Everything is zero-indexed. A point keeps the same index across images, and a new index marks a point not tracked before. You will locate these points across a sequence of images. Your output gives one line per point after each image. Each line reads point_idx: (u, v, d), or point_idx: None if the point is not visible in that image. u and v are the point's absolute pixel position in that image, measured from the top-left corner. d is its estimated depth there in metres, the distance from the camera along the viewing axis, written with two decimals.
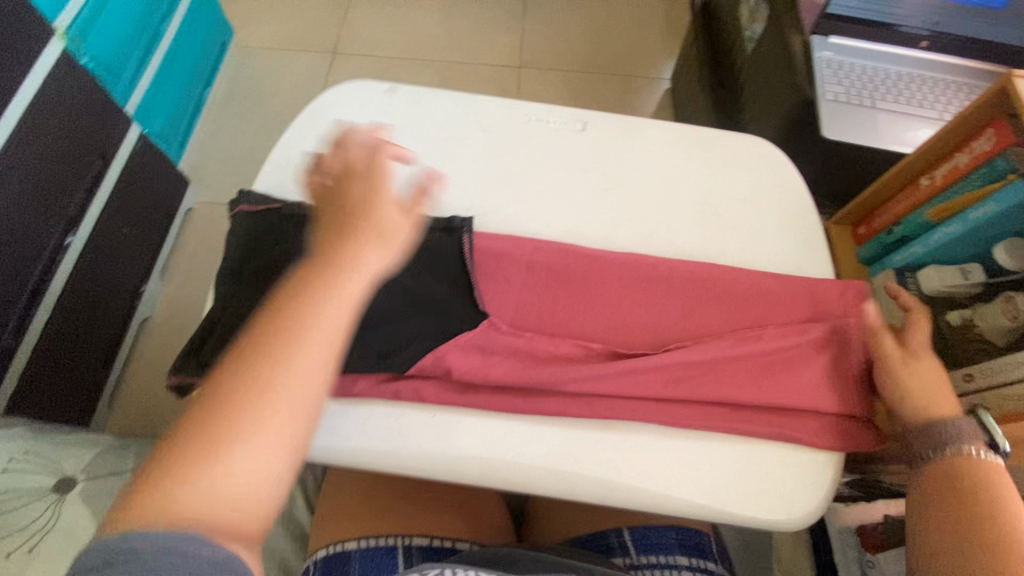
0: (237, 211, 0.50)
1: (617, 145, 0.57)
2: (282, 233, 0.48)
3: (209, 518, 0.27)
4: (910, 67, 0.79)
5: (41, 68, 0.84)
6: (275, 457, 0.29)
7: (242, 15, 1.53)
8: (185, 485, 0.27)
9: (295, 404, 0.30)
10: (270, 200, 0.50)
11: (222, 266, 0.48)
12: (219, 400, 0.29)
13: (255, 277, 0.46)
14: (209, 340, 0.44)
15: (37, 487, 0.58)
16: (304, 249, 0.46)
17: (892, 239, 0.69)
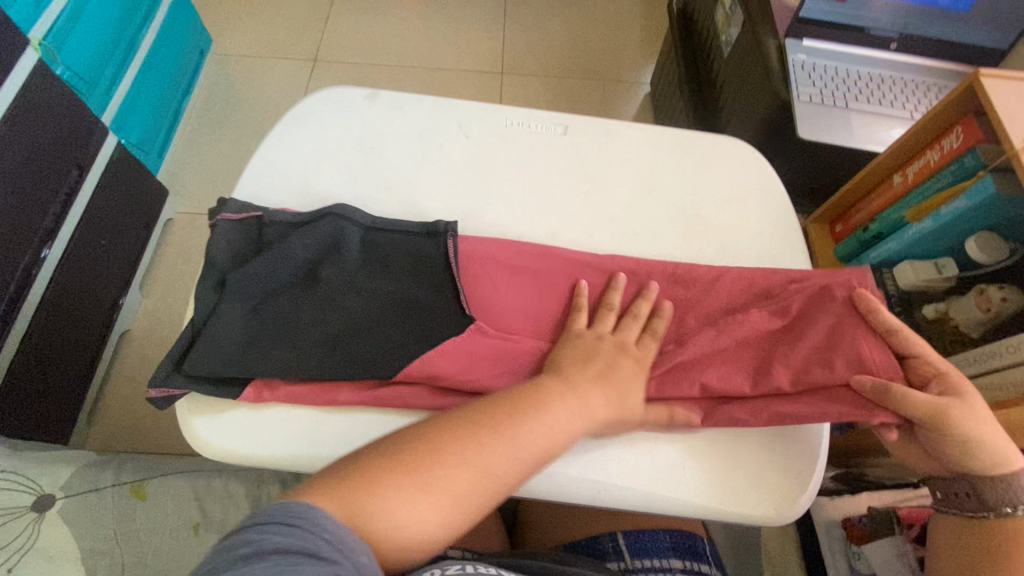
0: (218, 219, 0.49)
1: (598, 147, 0.57)
2: (265, 241, 0.48)
3: (382, 537, 0.35)
4: (881, 69, 0.81)
5: (16, 78, 0.82)
6: (445, 510, 0.37)
7: (219, 23, 1.52)
8: (387, 506, 0.36)
9: (475, 475, 0.38)
10: (251, 208, 0.49)
11: (204, 274, 0.47)
12: (440, 452, 0.38)
13: (239, 286, 0.45)
14: (192, 350, 0.43)
15: (14, 505, 0.56)
16: (291, 260, 0.47)
17: (869, 235, 0.71)
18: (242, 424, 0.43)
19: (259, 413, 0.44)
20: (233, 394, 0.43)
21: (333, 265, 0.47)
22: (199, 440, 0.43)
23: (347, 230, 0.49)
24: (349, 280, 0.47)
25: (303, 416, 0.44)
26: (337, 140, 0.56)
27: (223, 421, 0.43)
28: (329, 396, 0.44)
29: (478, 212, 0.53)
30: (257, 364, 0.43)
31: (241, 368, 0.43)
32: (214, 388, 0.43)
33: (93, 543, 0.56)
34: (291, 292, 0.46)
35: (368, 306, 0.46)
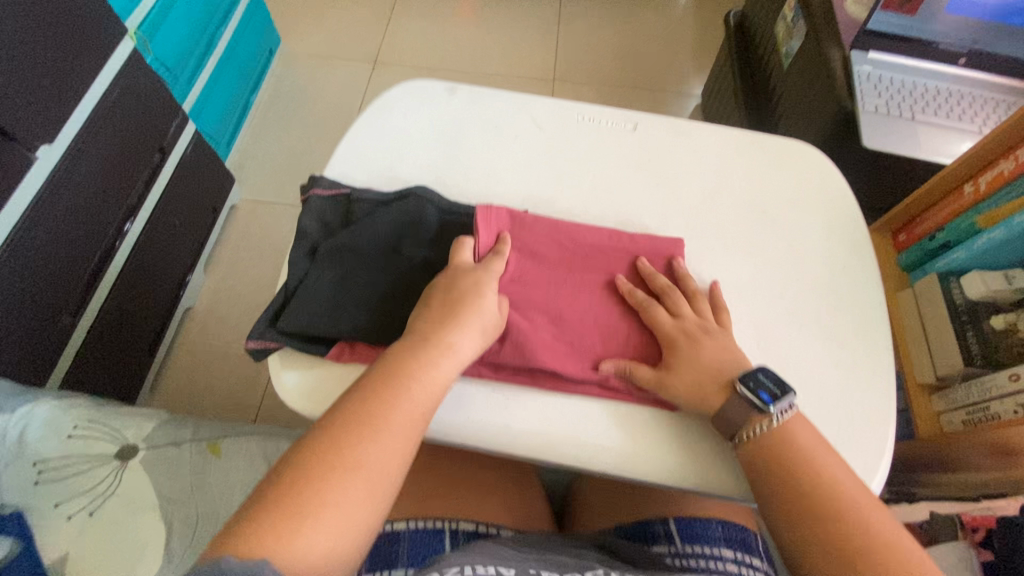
0: (309, 194, 0.54)
1: (667, 144, 0.59)
2: (351, 217, 0.52)
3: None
4: (949, 83, 0.81)
5: (114, 64, 0.89)
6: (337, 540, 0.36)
7: (289, 25, 1.60)
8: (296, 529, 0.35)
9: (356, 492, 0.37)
10: (339, 184, 0.54)
11: (296, 243, 0.51)
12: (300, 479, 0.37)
13: (329, 255, 0.50)
14: (286, 310, 0.47)
15: (100, 453, 0.61)
16: (374, 234, 0.50)
17: (934, 245, 0.70)
18: (327, 379, 0.47)
19: (342, 372, 0.47)
20: (322, 350, 0.47)
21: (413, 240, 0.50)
22: (286, 392, 0.46)
23: (427, 209, 0.52)
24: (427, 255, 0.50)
25: None
26: (419, 128, 0.59)
27: (310, 376, 0.47)
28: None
29: (549, 199, 0.56)
30: (343, 324, 0.46)
31: (328, 327, 0.46)
32: (302, 343, 0.46)
33: (171, 493, 0.60)
34: (374, 263, 0.49)
35: None
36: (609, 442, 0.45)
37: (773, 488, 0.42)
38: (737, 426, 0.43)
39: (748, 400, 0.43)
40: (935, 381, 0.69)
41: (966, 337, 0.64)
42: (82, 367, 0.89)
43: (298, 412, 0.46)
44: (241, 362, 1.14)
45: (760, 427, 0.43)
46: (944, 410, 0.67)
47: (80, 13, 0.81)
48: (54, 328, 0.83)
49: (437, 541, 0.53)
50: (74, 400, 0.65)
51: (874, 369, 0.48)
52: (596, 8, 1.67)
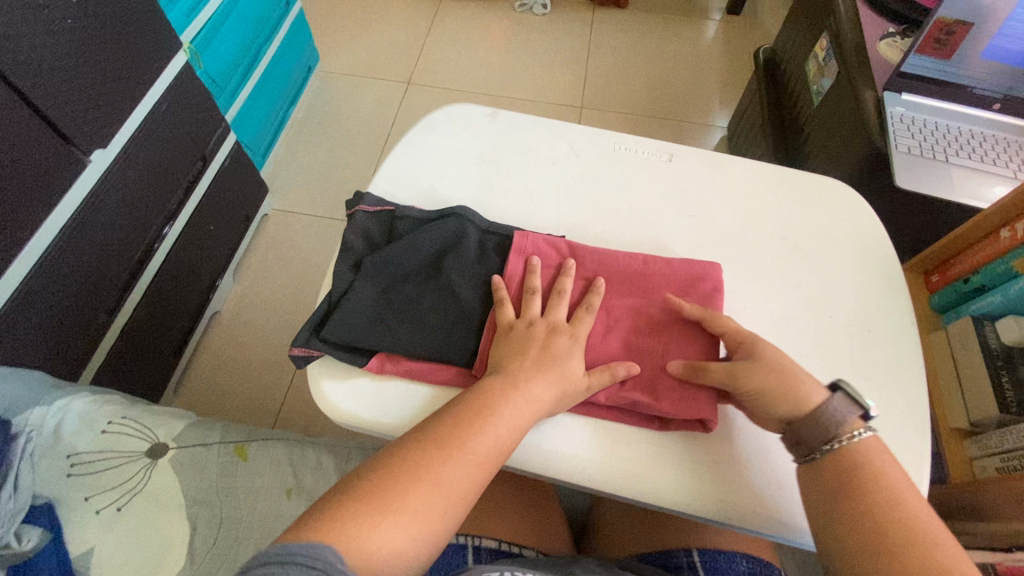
0: (354, 211, 0.55)
1: (701, 176, 0.60)
2: (393, 234, 0.54)
3: None
4: (983, 127, 0.81)
5: (167, 76, 0.93)
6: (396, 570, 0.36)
7: (328, 44, 1.66)
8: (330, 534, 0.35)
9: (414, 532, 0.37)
10: (384, 202, 0.56)
11: (342, 256, 0.52)
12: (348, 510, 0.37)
13: (374, 269, 0.51)
14: (330, 320, 0.48)
15: (131, 450, 0.63)
16: (415, 252, 0.51)
17: (969, 287, 0.69)
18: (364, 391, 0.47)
19: (378, 384, 0.48)
20: (360, 361, 0.48)
21: (453, 259, 0.52)
22: (325, 398, 0.47)
23: (467, 230, 0.53)
24: (466, 275, 0.51)
25: (417, 391, 0.47)
26: (461, 150, 0.61)
27: (347, 384, 0.48)
28: (448, 376, 0.48)
29: (584, 224, 0.57)
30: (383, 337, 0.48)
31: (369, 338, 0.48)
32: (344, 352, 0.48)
33: (197, 494, 0.61)
34: (414, 279, 0.51)
35: (478, 300, 0.50)
36: (645, 471, 0.45)
37: (821, 531, 0.41)
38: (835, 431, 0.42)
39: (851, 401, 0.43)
40: (968, 427, 0.67)
41: (1001, 382, 0.63)
42: (113, 365, 0.91)
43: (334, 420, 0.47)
44: (262, 367, 1.15)
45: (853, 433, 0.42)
46: (978, 456, 0.65)
47: (142, 27, 0.86)
48: (91, 326, 0.85)
49: (461, 555, 0.53)
50: (110, 398, 0.67)
51: (909, 409, 0.48)
52: (625, 39, 1.71)
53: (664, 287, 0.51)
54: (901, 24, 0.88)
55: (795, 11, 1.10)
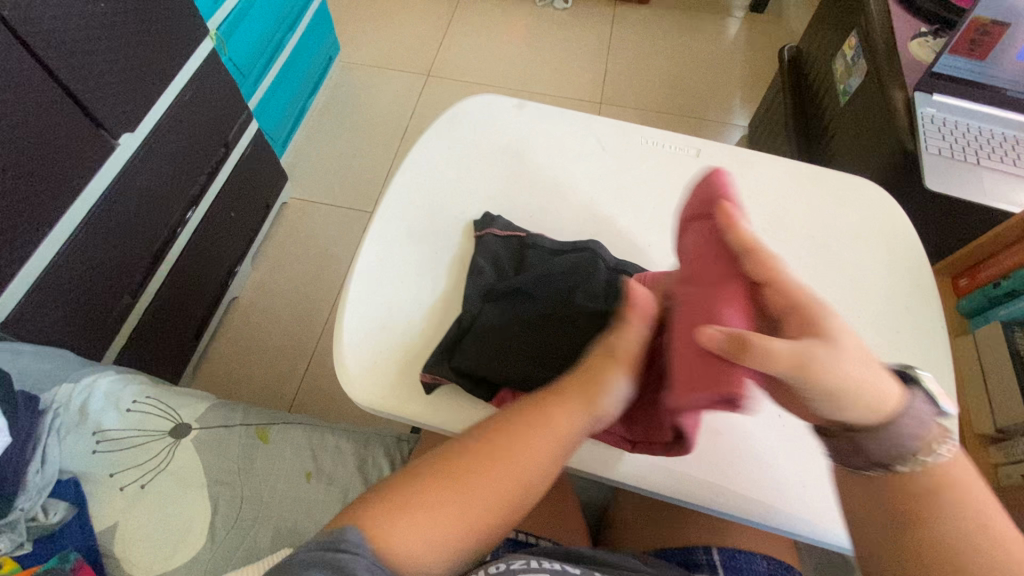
0: (485, 232, 0.54)
1: (729, 173, 0.59)
2: (524, 262, 0.53)
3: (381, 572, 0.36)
4: (1016, 130, 0.79)
5: (194, 62, 0.94)
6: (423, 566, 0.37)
7: (349, 35, 1.67)
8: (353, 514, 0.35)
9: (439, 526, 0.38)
10: (515, 228, 0.55)
11: (475, 279, 0.52)
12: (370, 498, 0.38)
13: (507, 296, 0.50)
14: (462, 347, 0.48)
15: (155, 429, 0.64)
16: (547, 284, 0.50)
17: (998, 292, 0.68)
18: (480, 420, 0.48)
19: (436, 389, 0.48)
20: (485, 395, 0.47)
21: (585, 291, 0.49)
22: (364, 392, 0.48)
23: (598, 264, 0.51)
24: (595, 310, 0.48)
25: None
26: (488, 140, 0.61)
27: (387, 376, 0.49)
28: None
29: (610, 218, 0.57)
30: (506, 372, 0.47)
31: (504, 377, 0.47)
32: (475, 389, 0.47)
33: (218, 474, 0.62)
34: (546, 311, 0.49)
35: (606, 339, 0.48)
36: (669, 465, 0.45)
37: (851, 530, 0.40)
38: (904, 448, 0.37)
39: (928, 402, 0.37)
40: (993, 433, 0.66)
41: None
42: (134, 346, 0.93)
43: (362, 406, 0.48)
44: (279, 353, 1.16)
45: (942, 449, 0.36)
46: (1003, 462, 0.64)
47: (171, 13, 0.86)
48: (115, 307, 0.87)
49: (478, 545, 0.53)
50: (136, 377, 0.68)
51: None
52: (646, 36, 1.70)
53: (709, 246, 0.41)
54: (934, 23, 0.87)
55: (822, 8, 1.09)
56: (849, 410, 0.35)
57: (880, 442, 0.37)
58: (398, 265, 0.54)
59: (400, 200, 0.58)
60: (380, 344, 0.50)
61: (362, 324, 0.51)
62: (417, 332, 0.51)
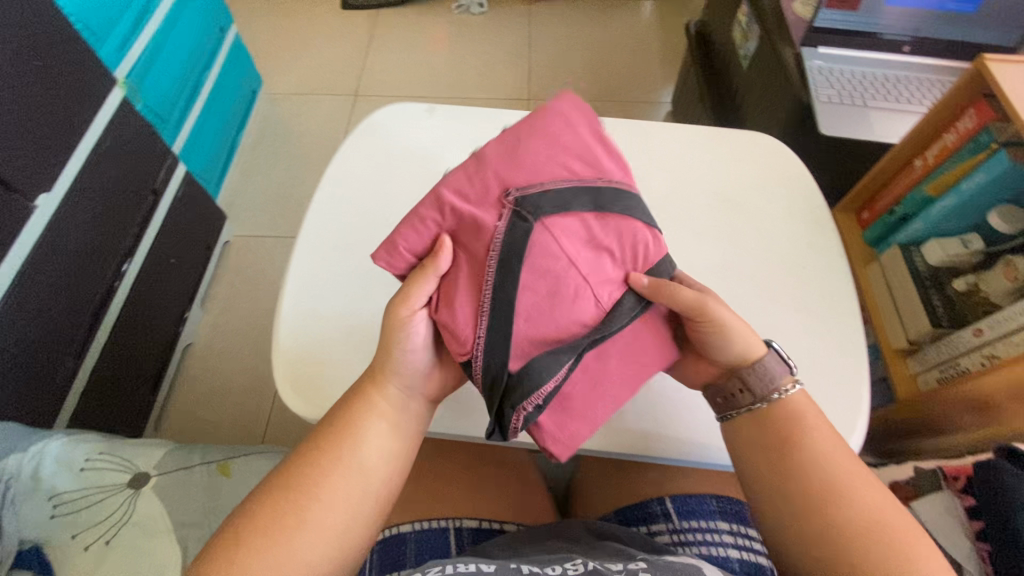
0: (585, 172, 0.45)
1: (633, 145, 0.62)
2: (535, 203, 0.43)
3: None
4: (896, 70, 0.85)
5: (106, 110, 0.92)
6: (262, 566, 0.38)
7: (271, 66, 1.66)
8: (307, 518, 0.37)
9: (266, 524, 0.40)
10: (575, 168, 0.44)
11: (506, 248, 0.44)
12: None
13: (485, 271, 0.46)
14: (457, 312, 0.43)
15: (114, 483, 0.63)
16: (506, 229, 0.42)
17: (895, 219, 0.70)
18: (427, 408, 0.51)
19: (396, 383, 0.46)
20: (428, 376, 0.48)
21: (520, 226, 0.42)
22: (291, 395, 0.50)
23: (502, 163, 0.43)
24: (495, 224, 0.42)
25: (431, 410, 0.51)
26: (403, 148, 0.63)
27: (316, 381, 0.50)
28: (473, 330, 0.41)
29: None
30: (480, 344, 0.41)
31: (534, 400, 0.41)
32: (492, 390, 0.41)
33: (184, 516, 0.62)
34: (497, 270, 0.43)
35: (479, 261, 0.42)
36: (629, 423, 0.50)
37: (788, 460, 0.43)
38: (772, 387, 0.45)
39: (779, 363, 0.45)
40: (907, 347, 0.68)
41: (932, 301, 0.64)
42: (85, 407, 0.90)
43: (304, 417, 0.49)
44: (242, 391, 1.15)
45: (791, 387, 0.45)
46: (920, 372, 0.66)
47: (70, 64, 0.84)
48: (59, 371, 0.85)
49: (443, 539, 0.55)
50: (84, 435, 0.65)
51: (844, 336, 0.51)
52: (564, 30, 1.74)
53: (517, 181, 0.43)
54: None
55: None
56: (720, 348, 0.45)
57: (756, 387, 0.45)
58: (327, 281, 0.55)
59: (321, 216, 0.58)
60: (316, 358, 0.51)
61: (299, 341, 0.52)
62: (355, 346, 0.52)
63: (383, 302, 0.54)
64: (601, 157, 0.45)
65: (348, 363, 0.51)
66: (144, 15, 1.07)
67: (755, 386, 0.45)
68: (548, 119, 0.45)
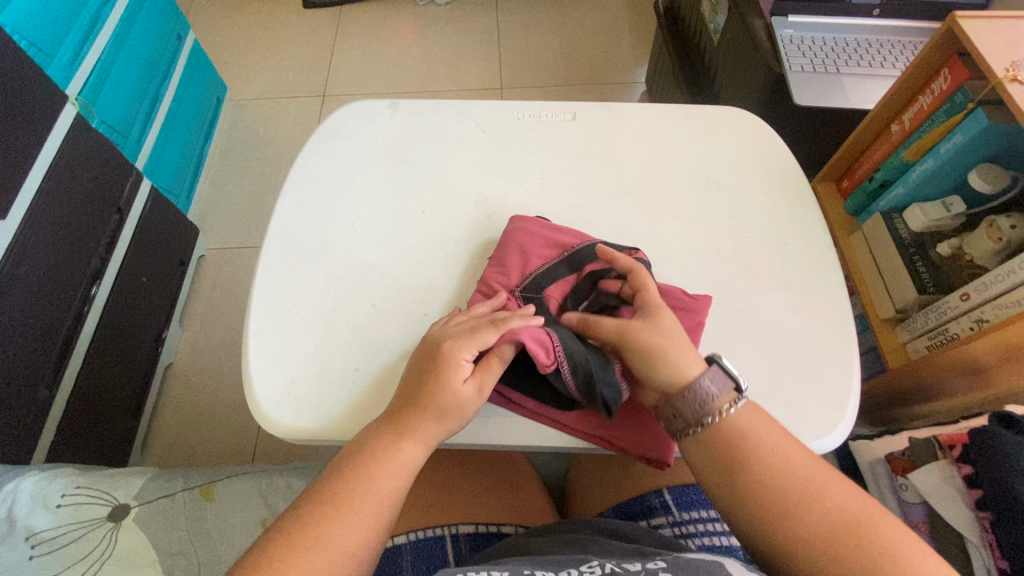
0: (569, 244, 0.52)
1: (606, 129, 0.60)
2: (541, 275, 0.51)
3: None
4: (867, 35, 0.84)
5: (59, 128, 0.88)
6: None
7: (234, 71, 1.61)
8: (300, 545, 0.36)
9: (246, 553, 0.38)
10: (558, 243, 0.52)
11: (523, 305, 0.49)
12: None
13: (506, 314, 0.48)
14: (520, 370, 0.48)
15: (93, 517, 0.60)
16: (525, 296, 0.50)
17: (875, 185, 0.69)
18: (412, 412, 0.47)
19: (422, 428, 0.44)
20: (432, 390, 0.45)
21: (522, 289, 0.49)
22: (265, 416, 0.47)
23: (506, 267, 0.51)
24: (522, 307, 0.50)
25: None
26: (367, 147, 0.60)
27: (290, 400, 0.48)
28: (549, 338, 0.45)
29: (500, 196, 0.57)
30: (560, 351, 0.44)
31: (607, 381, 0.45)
32: (588, 386, 0.44)
33: (169, 546, 0.60)
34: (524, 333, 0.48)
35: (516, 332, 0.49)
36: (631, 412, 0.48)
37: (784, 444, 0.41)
38: (702, 410, 0.42)
39: (718, 381, 0.43)
40: (896, 315, 0.67)
41: (917, 267, 0.63)
42: (63, 438, 0.88)
43: (320, 441, 0.47)
44: (229, 408, 1.12)
45: (731, 406, 0.42)
46: (909, 340, 0.65)
47: (16, 82, 0.80)
48: (32, 404, 0.82)
49: (440, 548, 0.53)
50: (59, 469, 0.63)
51: (832, 311, 0.50)
52: (533, 16, 1.71)
53: (525, 271, 0.51)
54: None
55: None
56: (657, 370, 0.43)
57: (683, 408, 0.43)
58: (296, 291, 0.53)
59: (286, 225, 0.56)
60: (287, 372, 0.49)
61: (270, 357, 0.49)
62: (328, 356, 0.49)
63: (358, 310, 0.52)
64: (563, 237, 0.52)
65: (321, 374, 0.49)
66: (93, 26, 1.02)
67: (685, 410, 0.43)
68: (508, 237, 0.53)
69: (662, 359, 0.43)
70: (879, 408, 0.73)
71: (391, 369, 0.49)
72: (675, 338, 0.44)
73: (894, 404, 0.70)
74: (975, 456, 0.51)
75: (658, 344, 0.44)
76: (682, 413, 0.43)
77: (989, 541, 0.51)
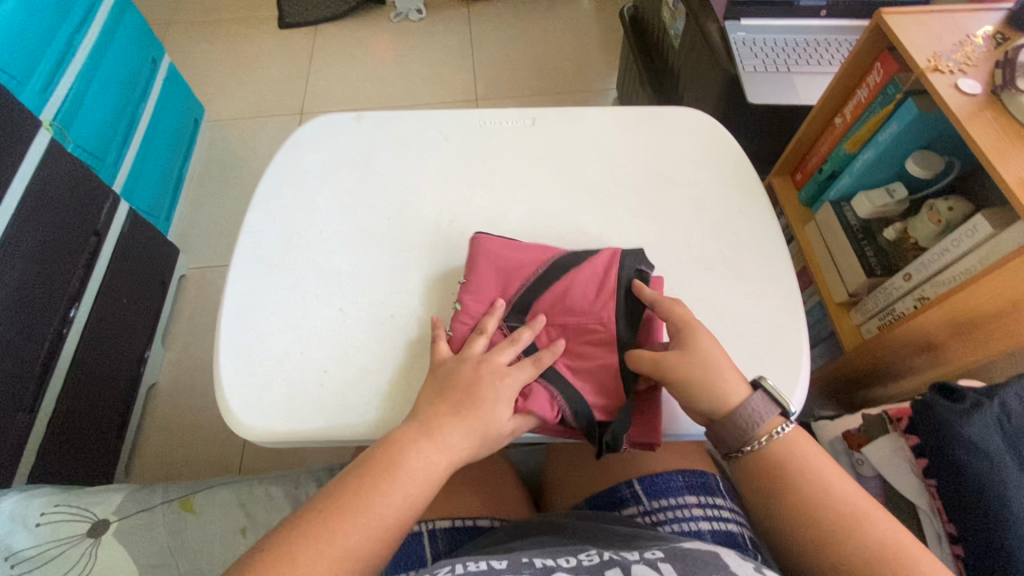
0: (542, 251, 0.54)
1: (564, 132, 0.63)
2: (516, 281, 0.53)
3: None
4: (817, 34, 0.88)
5: (34, 153, 0.89)
6: None
7: (212, 92, 1.63)
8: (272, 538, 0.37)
9: None
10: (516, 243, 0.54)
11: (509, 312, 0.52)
12: None
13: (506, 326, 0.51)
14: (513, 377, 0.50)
15: (73, 534, 0.61)
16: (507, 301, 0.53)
17: (824, 176, 0.72)
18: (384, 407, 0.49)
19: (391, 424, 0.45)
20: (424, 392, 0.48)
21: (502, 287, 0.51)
22: (235, 418, 0.48)
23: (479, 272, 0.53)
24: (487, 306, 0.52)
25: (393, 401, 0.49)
26: (333, 157, 0.62)
27: (261, 401, 0.49)
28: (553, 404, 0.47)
29: (463, 200, 0.59)
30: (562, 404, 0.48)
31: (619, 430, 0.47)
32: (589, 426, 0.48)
33: (151, 558, 0.61)
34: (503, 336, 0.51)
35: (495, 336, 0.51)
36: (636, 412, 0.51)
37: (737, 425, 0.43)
38: (750, 436, 0.44)
39: (767, 406, 0.44)
40: (849, 299, 0.69)
41: (865, 252, 0.66)
42: (45, 461, 0.87)
43: (292, 441, 0.48)
44: (213, 425, 1.13)
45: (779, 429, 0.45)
46: (862, 322, 0.68)
47: None
48: (12, 428, 0.82)
49: (417, 546, 0.54)
50: (37, 488, 0.63)
51: (780, 295, 0.52)
52: (506, 29, 1.75)
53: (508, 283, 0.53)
54: None
55: None
56: (700, 399, 0.45)
57: (729, 436, 0.45)
58: (265, 297, 0.54)
59: (255, 235, 0.57)
60: (257, 375, 0.50)
61: (241, 363, 0.51)
62: (296, 359, 0.51)
63: (325, 313, 0.53)
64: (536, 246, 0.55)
65: (289, 376, 0.50)
66: (66, 53, 1.04)
67: (734, 435, 0.45)
68: (475, 244, 0.54)
69: (709, 388, 0.44)
70: (843, 391, 0.76)
71: (359, 366, 0.50)
72: (720, 362, 0.45)
73: (856, 386, 0.73)
74: (921, 427, 0.54)
75: (708, 375, 0.45)
76: (731, 439, 0.45)
77: (937, 507, 0.54)
